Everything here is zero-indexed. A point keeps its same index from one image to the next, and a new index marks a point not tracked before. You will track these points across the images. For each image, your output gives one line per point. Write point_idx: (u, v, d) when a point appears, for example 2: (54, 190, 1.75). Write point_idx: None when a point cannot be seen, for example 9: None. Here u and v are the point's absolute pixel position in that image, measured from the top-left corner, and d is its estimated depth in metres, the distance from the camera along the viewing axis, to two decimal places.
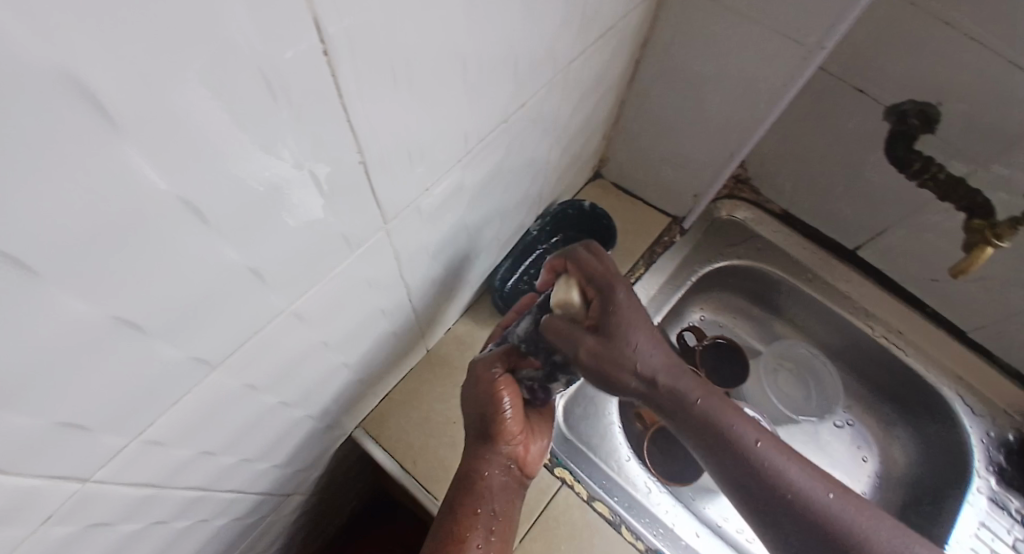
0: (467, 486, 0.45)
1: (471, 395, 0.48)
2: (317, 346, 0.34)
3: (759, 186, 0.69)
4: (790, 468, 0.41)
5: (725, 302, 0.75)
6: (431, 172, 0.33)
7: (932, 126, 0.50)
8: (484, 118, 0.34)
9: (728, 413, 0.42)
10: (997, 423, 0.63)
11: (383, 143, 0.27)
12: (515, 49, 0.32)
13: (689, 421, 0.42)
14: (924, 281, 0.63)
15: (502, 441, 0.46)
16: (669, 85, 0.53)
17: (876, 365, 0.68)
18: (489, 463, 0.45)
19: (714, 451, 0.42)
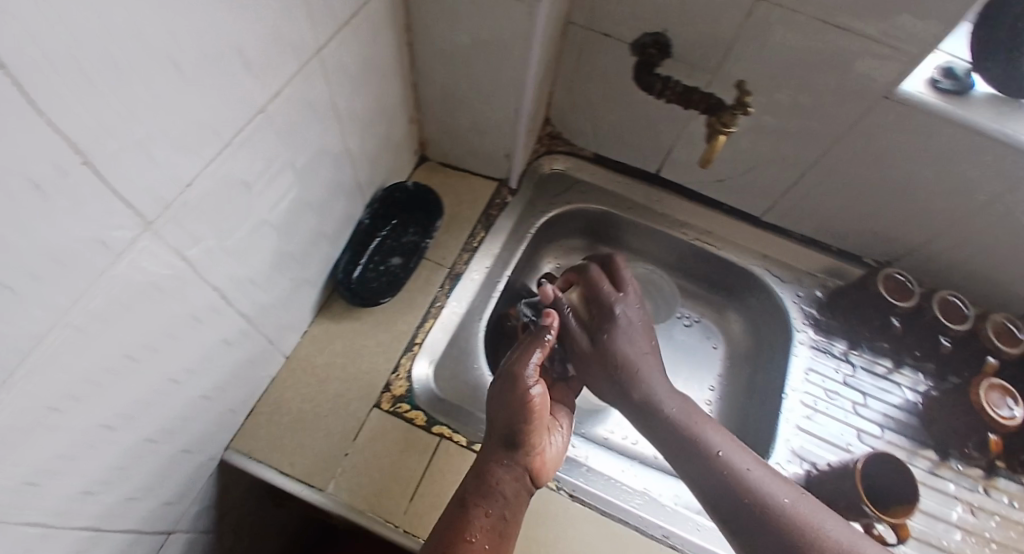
0: (481, 487, 0.49)
1: (507, 400, 0.53)
2: (121, 359, 0.35)
3: (570, 138, 0.79)
4: (744, 463, 0.52)
5: (571, 245, 0.83)
6: (180, 170, 0.34)
7: (669, 51, 0.59)
8: (228, 112, 0.37)
9: (694, 417, 0.57)
10: (803, 285, 0.75)
11: (112, 148, 0.29)
12: (235, 43, 0.35)
13: (668, 423, 0.57)
14: (714, 183, 0.74)
15: (524, 450, 0.51)
16: (442, 63, 0.57)
17: (700, 263, 0.79)
18: (507, 470, 0.50)
19: (685, 443, 0.55)
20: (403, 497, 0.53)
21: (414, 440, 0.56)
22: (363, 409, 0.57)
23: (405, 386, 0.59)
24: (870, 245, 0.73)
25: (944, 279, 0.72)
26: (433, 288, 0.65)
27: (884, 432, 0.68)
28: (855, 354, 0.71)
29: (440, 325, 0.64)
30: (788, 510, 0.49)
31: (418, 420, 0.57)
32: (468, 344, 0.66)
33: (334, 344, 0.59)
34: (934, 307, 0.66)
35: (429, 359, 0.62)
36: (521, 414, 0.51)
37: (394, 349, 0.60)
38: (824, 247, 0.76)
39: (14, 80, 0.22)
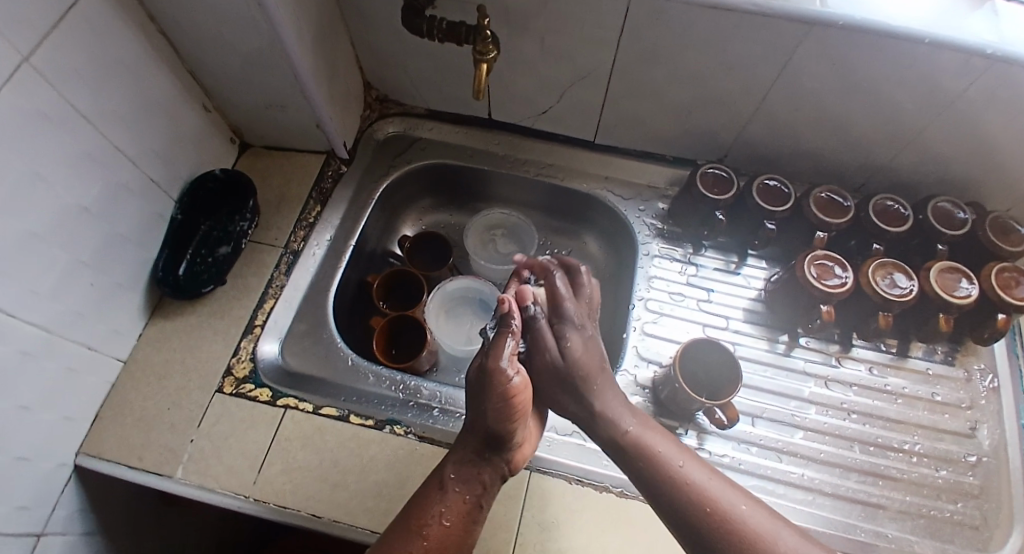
0: (460, 470, 0.51)
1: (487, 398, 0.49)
2: None
3: (399, 99, 0.80)
4: (681, 456, 0.50)
5: (426, 204, 0.85)
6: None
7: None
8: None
9: (671, 451, 0.51)
10: (645, 198, 0.77)
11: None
12: None
13: (632, 461, 0.51)
14: (539, 116, 0.76)
15: (504, 449, 0.51)
16: (209, 46, 0.57)
17: (548, 197, 0.81)
18: (492, 462, 0.51)
19: (657, 483, 0.49)
20: (251, 472, 0.55)
21: (260, 415, 0.58)
22: (206, 395, 0.59)
23: (249, 366, 0.61)
24: (696, 146, 0.75)
25: (769, 164, 0.74)
26: (268, 269, 0.67)
27: (732, 322, 0.70)
28: (698, 255, 0.74)
29: (283, 304, 0.66)
30: (749, 536, 0.45)
31: (262, 396, 0.59)
32: (318, 317, 0.67)
33: (173, 339, 0.61)
34: (753, 195, 0.67)
35: (277, 338, 0.64)
36: (500, 412, 0.49)
37: (233, 334, 0.62)
38: (658, 158, 0.78)
39: None
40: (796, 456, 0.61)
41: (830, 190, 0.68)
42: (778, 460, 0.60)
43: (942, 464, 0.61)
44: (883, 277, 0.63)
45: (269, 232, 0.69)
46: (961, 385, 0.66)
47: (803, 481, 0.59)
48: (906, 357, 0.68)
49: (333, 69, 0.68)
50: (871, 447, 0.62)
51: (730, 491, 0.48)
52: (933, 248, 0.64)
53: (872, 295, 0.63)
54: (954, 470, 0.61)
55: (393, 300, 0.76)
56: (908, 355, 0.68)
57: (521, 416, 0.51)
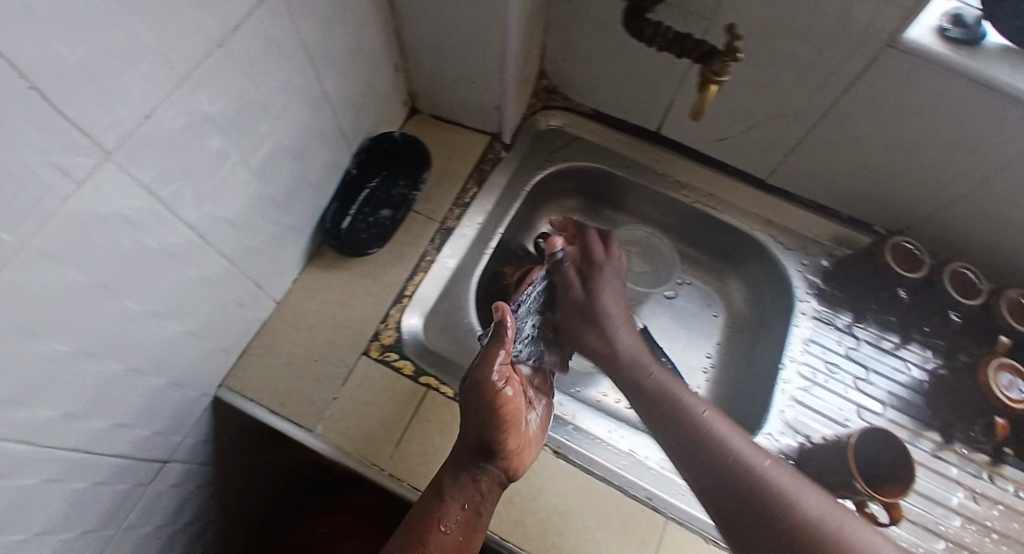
0: (459, 477, 0.48)
1: (476, 408, 0.48)
2: (97, 289, 0.36)
3: (567, 93, 0.76)
4: (705, 410, 0.53)
5: (570, 206, 0.81)
6: (116, 100, 0.32)
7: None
8: (183, 35, 0.34)
9: (732, 434, 0.50)
10: (808, 253, 0.73)
11: (46, 55, 0.26)
12: None
13: (695, 442, 0.51)
14: (714, 142, 0.71)
15: (498, 456, 0.48)
16: (427, 11, 0.55)
17: (699, 226, 0.77)
18: (486, 471, 0.49)
19: (683, 431, 0.52)
20: (390, 444, 0.54)
21: (400, 388, 0.57)
22: (352, 356, 0.58)
23: (394, 336, 0.60)
24: (881, 210, 0.70)
25: (960, 248, 0.68)
26: (423, 241, 0.66)
27: (889, 410, 0.66)
28: (857, 327, 0.70)
29: (432, 280, 0.64)
30: (773, 496, 0.45)
31: (406, 370, 0.58)
32: (461, 301, 0.66)
33: (326, 291, 0.61)
34: (945, 279, 0.64)
35: (421, 313, 0.62)
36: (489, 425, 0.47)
37: (382, 301, 0.61)
38: (830, 214, 0.74)
39: None
40: None
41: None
42: None
43: None
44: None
45: (428, 206, 0.67)
46: None
47: None
48: None
49: (528, 54, 0.65)
50: None
51: (742, 442, 0.50)
52: None
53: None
54: None
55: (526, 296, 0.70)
56: None
57: (508, 426, 0.48)
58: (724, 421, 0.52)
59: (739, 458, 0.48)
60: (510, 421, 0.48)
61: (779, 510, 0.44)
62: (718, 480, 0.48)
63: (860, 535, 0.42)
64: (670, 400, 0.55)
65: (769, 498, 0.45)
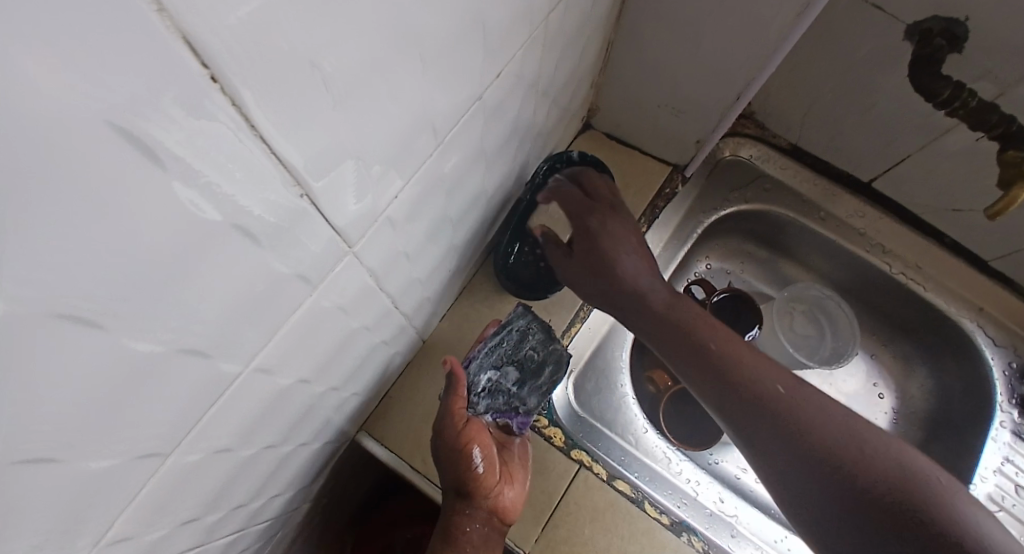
0: (446, 536, 0.44)
1: (441, 456, 0.46)
2: (296, 386, 0.30)
3: (763, 120, 0.63)
4: (749, 360, 0.44)
5: (732, 244, 0.70)
6: (373, 191, 0.25)
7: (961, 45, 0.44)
8: (448, 92, 0.27)
9: (795, 392, 0.42)
10: (1019, 353, 0.61)
11: (325, 153, 0.20)
12: (484, 19, 0.26)
13: (747, 396, 0.42)
14: (944, 211, 0.59)
15: (478, 497, 0.44)
16: (672, 31, 0.46)
17: (887, 298, 0.66)
18: (469, 519, 0.44)
19: (729, 390, 0.43)
20: (535, 528, 0.47)
21: (551, 462, 0.50)
22: None
23: None
24: None
25: None
26: None
27: None
28: None
29: (586, 332, 0.56)
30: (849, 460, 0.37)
31: (555, 439, 0.51)
32: (614, 358, 0.57)
33: (476, 333, 0.54)
34: None
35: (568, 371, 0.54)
36: (453, 465, 0.45)
37: None
38: None
39: (228, 95, 0.15)
40: None
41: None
42: None
43: None
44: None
45: None
46: None
47: None
48: None
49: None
50: None
51: (799, 398, 0.41)
52: None
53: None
54: None
55: None
56: None
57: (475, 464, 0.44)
58: (770, 369, 0.43)
59: (809, 426, 0.39)
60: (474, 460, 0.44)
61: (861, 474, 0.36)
62: (828, 475, 0.37)
63: (930, 477, 0.35)
64: (705, 348, 0.45)
65: (882, 463, 0.36)
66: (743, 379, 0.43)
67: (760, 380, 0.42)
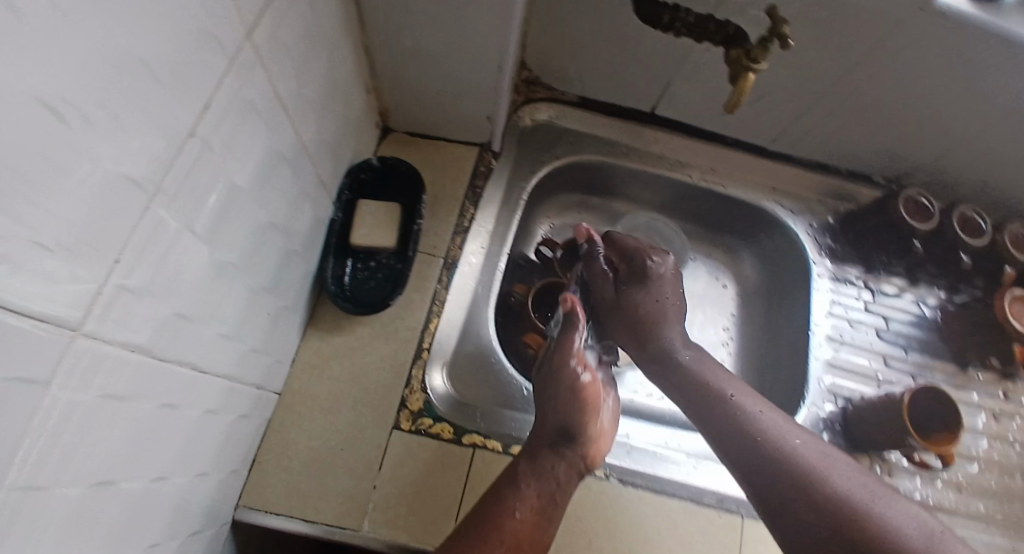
0: (536, 467, 0.48)
1: (555, 394, 0.51)
2: (100, 487, 0.28)
3: (549, 82, 0.69)
4: (746, 406, 0.50)
5: (563, 200, 0.76)
6: (77, 264, 0.23)
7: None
8: (142, 140, 0.26)
9: (786, 433, 0.47)
10: (815, 215, 0.71)
11: None
12: (153, 58, 0.25)
13: (735, 432, 0.48)
14: (717, 116, 0.67)
15: (580, 441, 0.49)
16: (410, 23, 0.48)
17: (701, 204, 0.74)
18: (564, 458, 0.48)
19: (723, 425, 0.50)
20: (450, 521, 0.49)
21: (446, 457, 0.51)
22: (382, 434, 0.51)
23: (422, 398, 0.53)
24: (882, 160, 0.68)
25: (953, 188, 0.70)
26: (429, 282, 0.58)
27: (910, 353, 0.66)
28: (874, 281, 0.69)
29: (447, 324, 0.58)
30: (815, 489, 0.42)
31: (445, 434, 0.52)
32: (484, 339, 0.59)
33: (335, 364, 0.53)
34: (953, 222, 0.66)
35: (441, 366, 0.56)
36: (570, 403, 0.50)
37: (401, 362, 0.54)
38: (833, 171, 0.71)
39: None
40: (977, 493, 0.60)
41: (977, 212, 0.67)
42: (963, 498, 0.60)
43: None
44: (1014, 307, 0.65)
45: (430, 239, 0.60)
46: None
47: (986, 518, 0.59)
48: None
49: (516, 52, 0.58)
50: None
51: (784, 439, 0.46)
52: None
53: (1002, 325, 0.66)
54: None
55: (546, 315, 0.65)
56: None
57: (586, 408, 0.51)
58: (764, 417, 0.49)
59: (784, 461, 0.45)
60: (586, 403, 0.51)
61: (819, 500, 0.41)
62: (788, 503, 0.42)
63: (889, 506, 0.40)
64: (706, 393, 0.53)
65: (839, 494, 0.41)
66: (732, 420, 0.49)
67: (751, 422, 0.48)
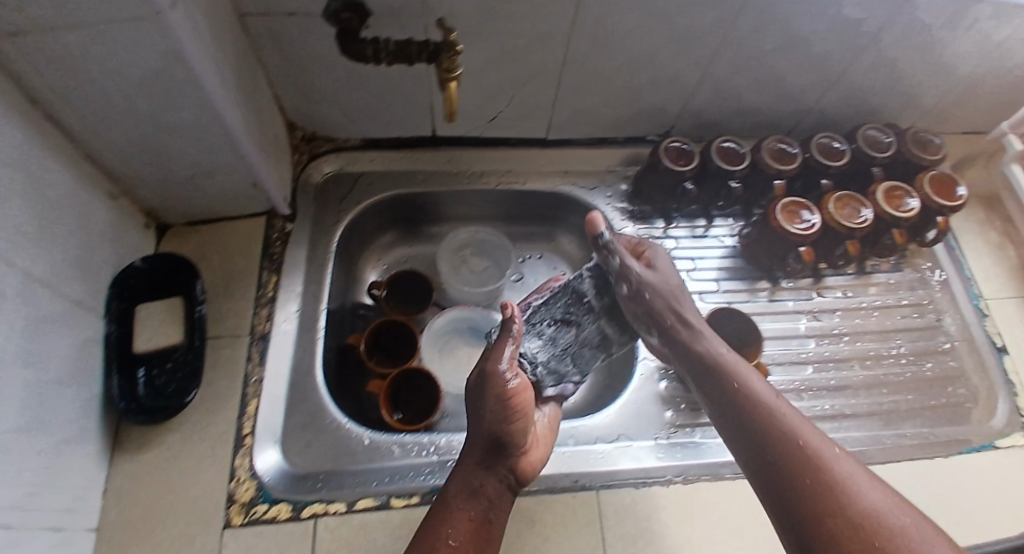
0: (468, 486, 0.48)
1: (480, 406, 0.51)
2: None
3: (328, 133, 0.71)
4: (776, 405, 0.46)
5: (387, 240, 0.78)
6: None
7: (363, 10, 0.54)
8: None
9: (811, 432, 0.43)
10: (608, 184, 0.78)
11: None
12: None
13: (758, 432, 0.44)
14: (487, 123, 0.73)
15: (511, 454, 0.50)
16: (125, 123, 0.48)
17: (510, 203, 0.79)
18: (494, 473, 0.49)
19: (755, 422, 0.45)
20: None
21: (286, 535, 0.51)
22: (214, 536, 0.50)
23: (253, 485, 0.53)
24: (644, 121, 0.76)
25: (714, 128, 0.78)
26: (239, 363, 0.58)
27: (721, 283, 0.73)
28: (670, 227, 0.76)
29: (268, 399, 0.57)
30: (837, 491, 0.38)
31: (283, 513, 0.52)
32: (313, 400, 0.59)
33: (151, 478, 0.53)
34: (713, 158, 0.70)
35: (274, 442, 0.56)
36: (501, 418, 0.50)
37: (223, 453, 0.54)
38: (609, 141, 0.79)
39: None
40: (813, 392, 0.66)
41: (728, 140, 0.72)
42: (801, 399, 0.65)
43: (926, 358, 0.70)
44: (788, 210, 0.68)
45: (232, 318, 0.60)
46: (919, 285, 0.75)
47: (826, 411, 0.64)
48: (868, 274, 0.76)
49: (261, 120, 0.60)
50: (868, 362, 0.69)
51: (810, 440, 0.42)
52: (868, 171, 0.72)
53: (783, 232, 0.67)
54: (936, 361, 0.70)
55: (383, 359, 0.67)
56: (868, 273, 0.76)
57: (518, 417, 0.51)
58: (792, 415, 0.45)
59: (806, 462, 0.40)
60: (518, 411, 0.51)
61: (838, 508, 0.37)
62: (801, 517, 0.38)
63: (901, 523, 0.35)
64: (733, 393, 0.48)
65: (855, 511, 0.36)
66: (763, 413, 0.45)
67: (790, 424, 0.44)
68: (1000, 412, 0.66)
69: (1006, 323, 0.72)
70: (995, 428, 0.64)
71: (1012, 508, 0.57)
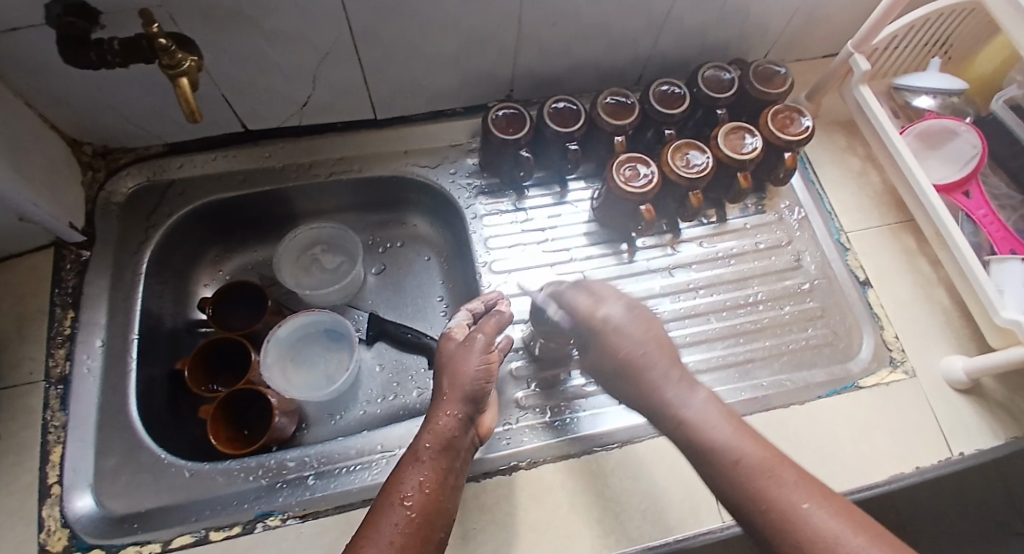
0: (441, 440, 0.44)
1: (461, 366, 0.47)
2: None
3: (123, 145, 0.66)
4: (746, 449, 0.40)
5: (217, 249, 0.73)
6: None
7: (90, 10, 0.46)
8: None
9: (796, 489, 0.37)
10: (450, 159, 0.73)
11: None
12: None
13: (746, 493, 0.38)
14: (300, 110, 0.67)
15: (478, 412, 0.47)
16: None
17: (349, 192, 0.73)
18: (465, 430, 0.46)
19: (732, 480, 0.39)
20: None
21: None
22: None
23: (63, 536, 0.50)
24: (477, 89, 0.71)
25: (553, 86, 0.73)
26: (38, 410, 0.55)
27: (574, 250, 0.70)
28: (520, 199, 0.72)
29: (76, 445, 0.54)
30: None
31: None
32: (130, 435, 0.56)
33: None
34: (546, 121, 0.66)
35: (87, 487, 0.52)
36: (483, 376, 0.47)
37: (25, 507, 0.50)
38: (447, 114, 0.74)
39: None
40: None
41: (562, 100, 0.67)
42: None
43: (785, 301, 0.68)
44: (624, 169, 0.64)
45: (28, 361, 0.57)
46: (778, 226, 0.72)
47: None
48: (725, 221, 0.73)
49: (18, 146, 0.53)
50: (725, 312, 0.67)
51: (798, 500, 0.36)
52: (716, 114, 0.67)
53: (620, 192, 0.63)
54: (796, 302, 0.67)
55: (222, 378, 0.65)
56: (727, 219, 0.73)
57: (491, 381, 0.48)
58: (773, 462, 0.39)
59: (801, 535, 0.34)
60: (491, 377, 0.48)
61: None
62: None
63: None
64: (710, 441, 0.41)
65: None
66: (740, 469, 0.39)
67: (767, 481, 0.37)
68: (866, 347, 0.63)
69: (871, 253, 0.69)
70: (857, 367, 0.62)
71: (867, 449, 0.56)
